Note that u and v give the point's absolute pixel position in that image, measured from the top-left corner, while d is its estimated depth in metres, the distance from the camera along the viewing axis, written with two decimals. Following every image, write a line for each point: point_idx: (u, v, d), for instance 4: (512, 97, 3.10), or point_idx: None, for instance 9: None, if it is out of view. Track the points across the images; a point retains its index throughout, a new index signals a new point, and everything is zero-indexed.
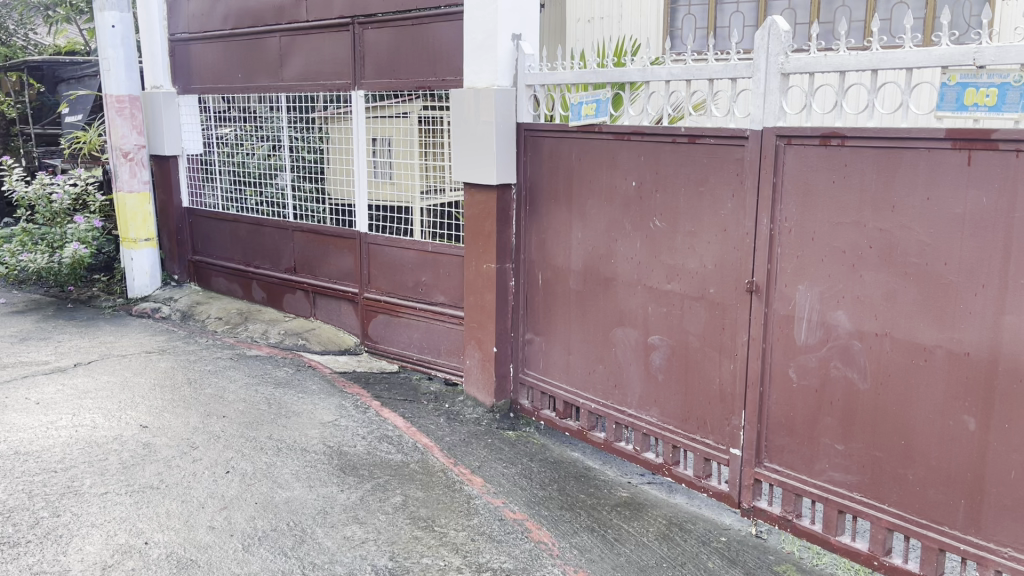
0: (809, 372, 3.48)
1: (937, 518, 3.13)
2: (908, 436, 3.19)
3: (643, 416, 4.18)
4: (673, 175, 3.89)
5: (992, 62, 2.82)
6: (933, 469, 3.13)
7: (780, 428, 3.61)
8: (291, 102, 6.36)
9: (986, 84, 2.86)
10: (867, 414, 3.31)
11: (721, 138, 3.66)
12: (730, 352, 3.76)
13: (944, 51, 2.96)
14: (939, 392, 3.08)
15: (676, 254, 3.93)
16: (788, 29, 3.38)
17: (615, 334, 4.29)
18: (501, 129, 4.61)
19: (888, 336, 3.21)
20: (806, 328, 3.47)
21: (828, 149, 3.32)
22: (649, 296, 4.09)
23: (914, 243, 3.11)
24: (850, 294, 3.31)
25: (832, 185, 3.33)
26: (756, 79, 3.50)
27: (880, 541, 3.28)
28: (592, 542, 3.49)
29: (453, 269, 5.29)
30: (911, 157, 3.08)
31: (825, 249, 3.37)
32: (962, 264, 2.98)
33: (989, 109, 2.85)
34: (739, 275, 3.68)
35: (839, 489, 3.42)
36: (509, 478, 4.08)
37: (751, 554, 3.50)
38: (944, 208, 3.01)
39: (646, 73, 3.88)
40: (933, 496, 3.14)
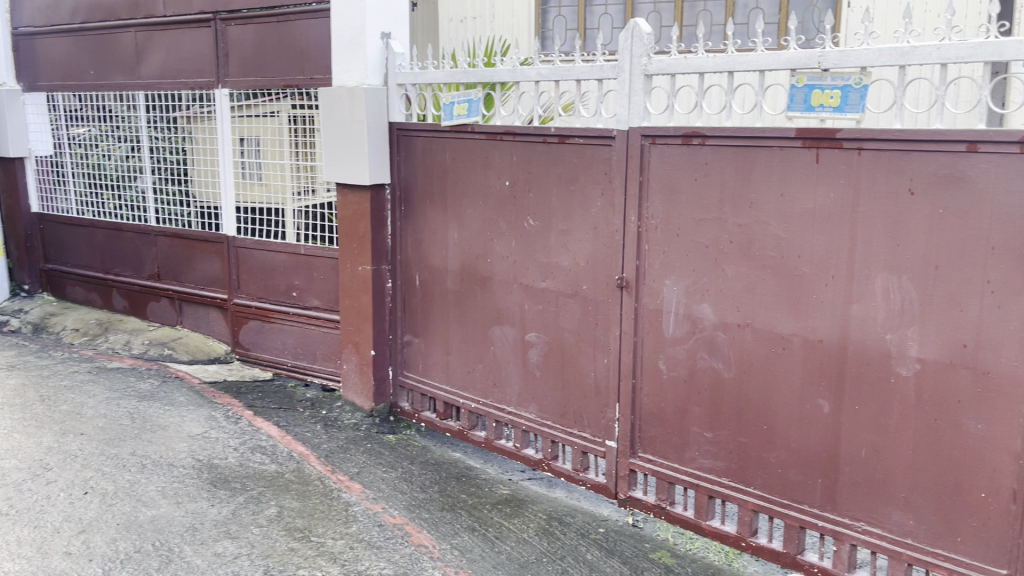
0: (677, 363, 3.60)
1: (797, 498, 3.31)
2: (769, 421, 3.35)
3: (522, 413, 4.22)
4: (544, 174, 3.94)
5: (836, 65, 3.03)
6: (794, 452, 3.30)
7: (652, 419, 3.72)
8: (150, 101, 6.07)
9: (830, 86, 3.07)
10: (731, 402, 3.45)
11: (589, 137, 3.74)
12: (604, 347, 3.84)
13: (792, 54, 3.13)
14: (796, 378, 3.26)
15: (550, 252, 3.98)
16: (649, 31, 3.48)
17: (493, 332, 4.31)
18: (371, 128, 4.55)
19: (749, 326, 3.37)
20: (673, 321, 3.59)
21: (689, 148, 3.44)
22: (525, 294, 4.13)
23: (770, 237, 3.27)
24: (714, 287, 3.45)
25: (694, 183, 3.45)
26: (621, 80, 3.59)
27: (747, 523, 3.44)
28: (473, 542, 3.50)
29: (327, 272, 5.18)
30: (765, 156, 3.24)
31: (690, 244, 3.50)
32: (814, 257, 3.17)
33: (834, 109, 3.07)
34: (610, 271, 3.76)
35: (709, 475, 3.55)
36: (388, 482, 4.03)
37: (628, 543, 3.58)
38: (796, 203, 3.18)
39: (515, 73, 3.91)
40: (793, 476, 3.31)
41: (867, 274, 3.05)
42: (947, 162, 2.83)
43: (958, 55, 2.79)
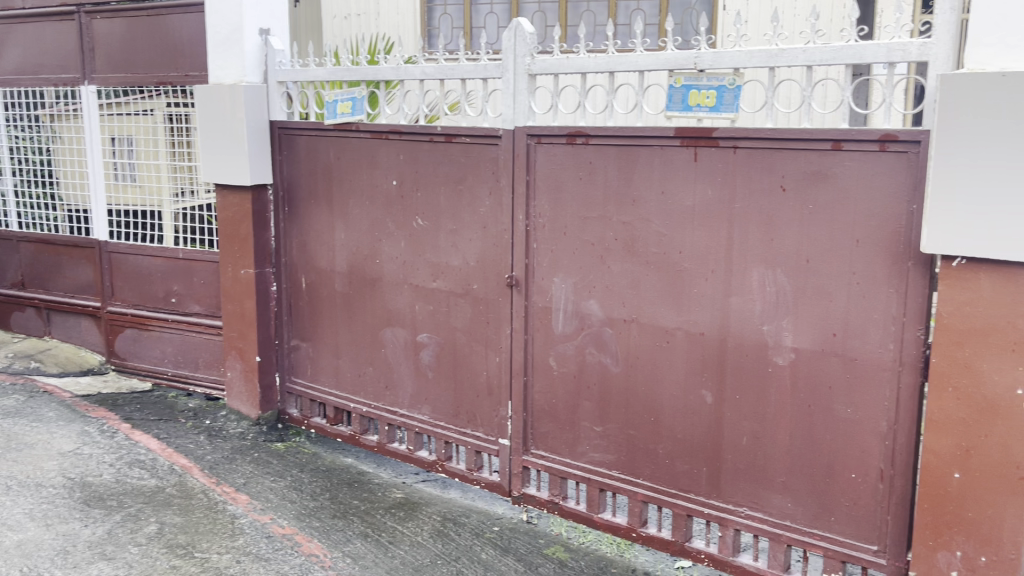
0: (567, 360, 3.64)
1: (683, 487, 3.41)
2: (656, 413, 3.44)
3: (414, 414, 4.18)
4: (431, 174, 3.91)
5: (710, 66, 3.12)
6: (679, 442, 3.39)
7: (543, 416, 3.75)
8: (8, 98, 5.70)
9: (706, 86, 3.17)
10: (619, 395, 3.52)
11: (475, 136, 3.74)
12: (495, 345, 3.85)
13: (669, 55, 3.21)
14: (681, 370, 3.35)
15: (438, 252, 3.96)
16: (532, 31, 3.52)
17: (383, 334, 4.24)
18: (252, 127, 4.41)
19: (634, 321, 3.44)
20: (562, 318, 3.63)
21: (574, 147, 3.49)
22: (414, 295, 4.09)
23: (652, 234, 3.35)
24: (601, 284, 3.51)
25: (579, 181, 3.50)
26: (505, 79, 3.60)
27: (637, 514, 3.51)
28: (365, 548, 3.44)
29: (208, 277, 4.99)
30: (646, 155, 3.32)
31: (576, 242, 3.55)
32: (694, 252, 3.27)
33: (710, 109, 3.17)
34: (499, 270, 3.77)
35: (600, 468, 3.61)
36: (277, 492, 3.91)
37: (522, 540, 3.60)
38: (677, 201, 3.27)
39: (400, 71, 3.86)
40: (679, 466, 3.40)
41: (743, 268, 3.17)
42: (815, 160, 2.97)
43: (822, 58, 2.92)
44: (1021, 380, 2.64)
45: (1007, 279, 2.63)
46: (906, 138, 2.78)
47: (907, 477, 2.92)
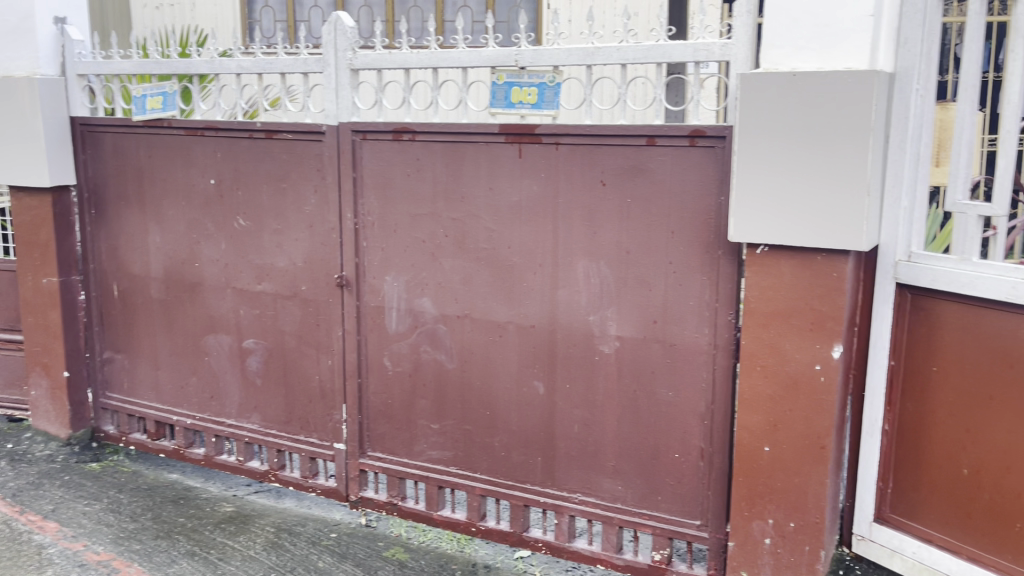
0: (401, 359, 3.61)
1: (519, 478, 3.46)
2: (491, 407, 3.47)
3: (243, 424, 4.01)
4: (252, 172, 3.76)
5: (531, 63, 3.18)
6: (514, 434, 3.44)
7: (379, 417, 3.70)
8: None
9: (527, 83, 3.22)
10: (455, 392, 3.53)
11: (297, 132, 3.62)
12: (326, 348, 3.75)
13: (491, 52, 3.24)
14: (514, 363, 3.40)
15: (263, 253, 3.81)
16: (352, 25, 3.45)
17: (206, 342, 4.04)
18: (49, 124, 4.08)
19: (467, 317, 3.46)
20: (395, 316, 3.59)
21: (400, 144, 3.45)
22: (239, 299, 3.91)
23: (481, 229, 3.37)
24: (432, 281, 3.49)
25: (406, 178, 3.47)
26: (327, 74, 3.51)
27: (475, 508, 3.53)
28: (192, 568, 3.27)
29: (5, 288, 4.57)
30: (472, 151, 3.33)
31: (407, 239, 3.51)
32: (522, 247, 3.32)
33: (532, 106, 3.23)
34: (328, 270, 3.68)
35: (438, 466, 3.61)
36: (92, 516, 3.65)
37: (361, 544, 3.53)
38: (504, 196, 3.31)
39: (214, 65, 3.69)
40: (515, 458, 3.46)
41: (569, 261, 3.25)
42: (631, 155, 3.08)
43: (635, 56, 3.04)
44: (819, 357, 2.86)
45: (804, 263, 2.85)
46: (713, 133, 2.94)
47: (724, 454, 3.11)
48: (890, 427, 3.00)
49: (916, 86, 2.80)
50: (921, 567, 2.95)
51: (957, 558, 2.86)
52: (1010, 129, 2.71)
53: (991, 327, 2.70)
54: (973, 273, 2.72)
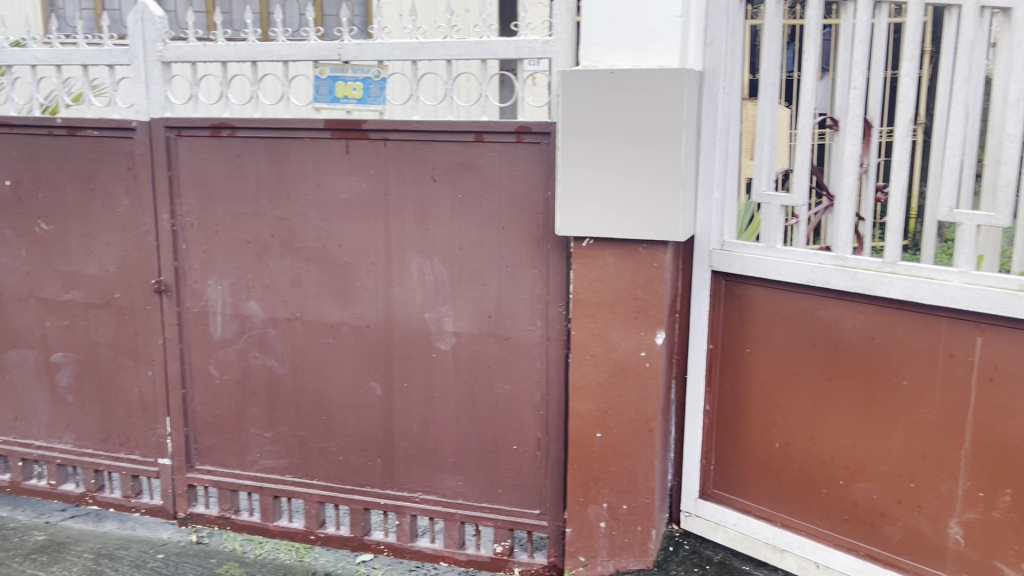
0: (229, 366, 3.45)
1: (358, 481, 3.40)
2: (327, 411, 3.39)
3: (54, 445, 3.73)
4: (54, 172, 3.48)
5: (354, 57, 3.11)
6: (351, 437, 3.38)
7: (207, 428, 3.52)
8: None
9: (352, 78, 3.16)
10: (288, 397, 3.41)
11: (104, 129, 3.38)
12: (146, 358, 3.53)
13: (312, 45, 3.14)
14: (348, 364, 3.33)
15: (70, 259, 3.54)
16: (161, 14, 3.28)
17: (8, 357, 3.72)
18: None
19: (298, 319, 3.35)
20: (221, 322, 3.43)
21: (219, 140, 3.28)
22: (44, 310, 3.62)
23: (310, 228, 3.27)
24: (259, 283, 3.36)
25: (227, 176, 3.31)
26: (135, 66, 3.30)
27: (314, 515, 3.45)
28: None
29: None
30: (297, 148, 3.23)
31: (230, 240, 3.35)
32: (353, 245, 3.25)
33: (358, 101, 3.17)
34: (144, 275, 3.46)
35: (272, 475, 3.48)
36: None
37: (191, 563, 3.34)
38: (331, 194, 3.23)
39: (6, 55, 3.42)
40: (353, 461, 3.39)
41: (402, 259, 3.21)
42: (460, 151, 3.08)
43: (460, 52, 3.04)
44: (644, 343, 2.97)
45: (627, 254, 2.95)
46: (539, 129, 2.99)
47: (559, 442, 3.18)
48: (711, 408, 3.17)
49: (722, 84, 2.97)
50: (741, 537, 3.14)
51: (772, 526, 3.07)
52: (805, 124, 2.91)
53: (795, 309, 2.92)
54: (778, 259, 2.92)
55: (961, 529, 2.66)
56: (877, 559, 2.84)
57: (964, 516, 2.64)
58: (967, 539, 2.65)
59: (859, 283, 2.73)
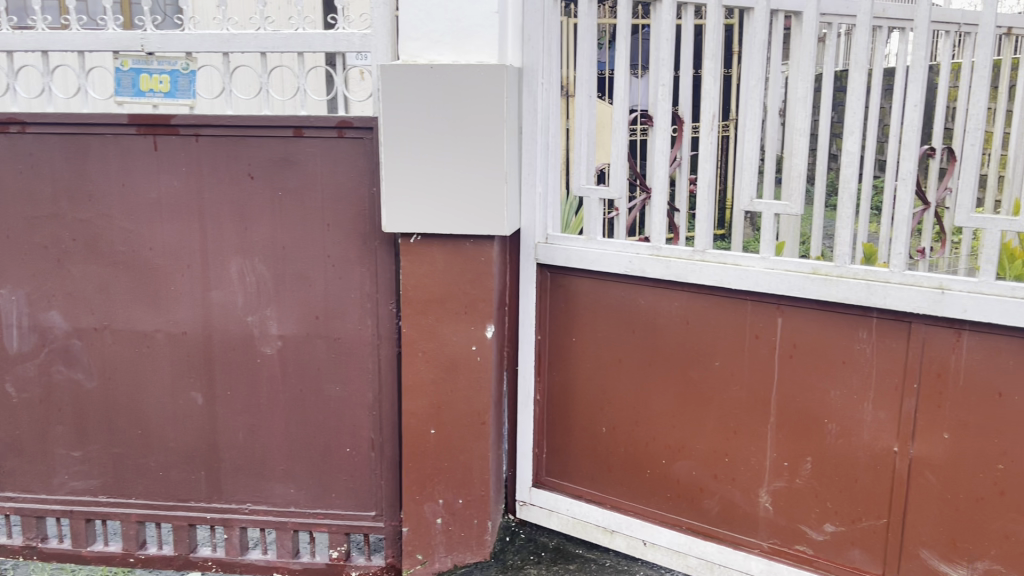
0: (29, 382, 3.21)
1: (182, 497, 3.24)
2: (143, 425, 3.20)
3: None
4: None
5: (159, 48, 2.93)
6: (172, 450, 3.21)
7: (7, 450, 3.26)
8: None
9: (157, 70, 2.96)
10: (99, 413, 3.20)
11: None
12: None
13: (111, 34, 2.93)
14: (165, 373, 3.15)
15: None
16: None
17: None
18: None
19: (106, 329, 3.13)
20: (17, 335, 3.18)
21: (7, 137, 3.01)
22: None
23: (116, 231, 3.06)
24: (60, 292, 3.12)
25: (19, 176, 3.04)
26: None
27: (133, 536, 3.26)
28: None
29: None
30: (98, 144, 3.00)
31: (25, 247, 3.10)
32: (165, 248, 3.06)
33: (165, 95, 2.97)
34: None
35: (83, 497, 3.27)
36: None
37: None
38: (139, 193, 3.03)
39: None
40: (175, 476, 3.23)
41: (220, 260, 3.07)
42: (278, 147, 2.97)
43: (274, 45, 2.93)
44: (474, 338, 2.99)
45: (454, 250, 2.95)
46: (360, 124, 2.93)
47: (393, 442, 3.15)
48: (542, 397, 3.25)
49: (541, 81, 3.03)
50: (574, 522, 3.23)
51: (602, 508, 3.17)
52: (619, 120, 3.02)
53: (615, 298, 3.02)
54: (599, 250, 3.01)
55: (770, 497, 2.85)
56: (697, 532, 3.00)
57: (773, 485, 2.84)
58: (775, 506, 2.85)
59: (673, 270, 2.86)
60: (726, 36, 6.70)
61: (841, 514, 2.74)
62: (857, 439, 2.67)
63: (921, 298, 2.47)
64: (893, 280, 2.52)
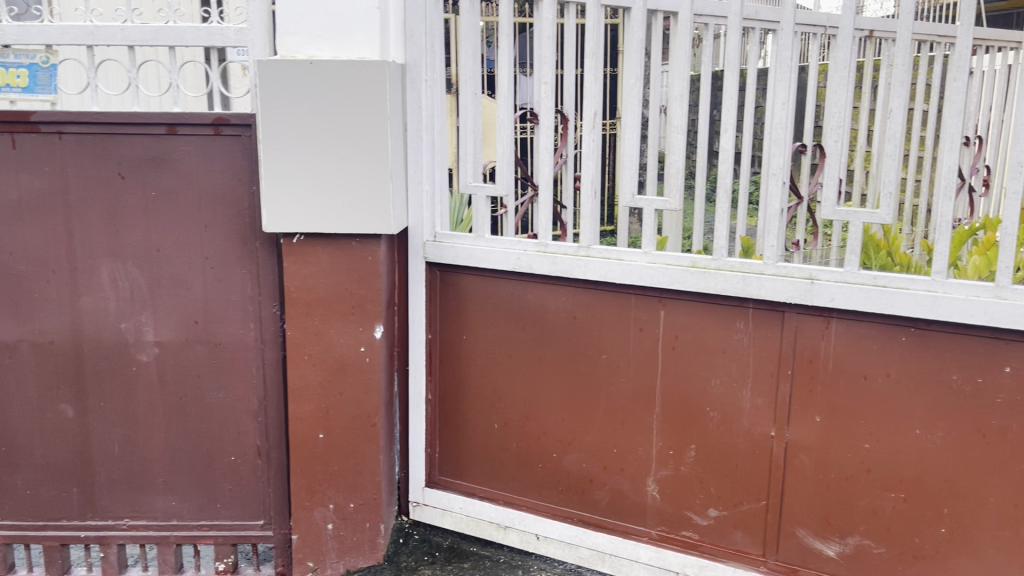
0: None
1: (53, 515, 3.08)
2: (9, 440, 3.03)
3: None
4: None
5: (16, 40, 2.77)
6: (41, 467, 3.04)
7: None
8: None
9: (14, 64, 2.79)
10: None
11: None
12: None
13: None
14: (31, 385, 2.98)
15: None
16: None
17: None
18: None
19: None
20: None
21: None
22: None
23: None
24: None
25: None
26: None
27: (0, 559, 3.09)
28: None
29: None
30: None
31: None
32: (28, 252, 2.89)
33: (23, 90, 2.81)
34: None
35: None
36: None
37: None
38: None
39: None
40: (45, 494, 3.06)
41: (90, 265, 2.92)
42: (151, 145, 2.84)
43: (143, 38, 2.79)
44: (363, 339, 2.94)
45: (339, 249, 2.90)
46: (238, 121, 2.83)
47: (280, 448, 3.07)
48: (432, 397, 3.23)
49: (425, 77, 3.00)
50: (468, 520, 3.23)
51: (495, 505, 3.18)
52: (504, 117, 3.04)
53: (504, 295, 3.04)
54: (487, 248, 3.01)
55: (657, 486, 2.93)
56: (588, 523, 3.05)
57: (659, 473, 2.91)
58: (662, 494, 2.93)
59: (560, 266, 2.90)
60: (610, 36, 6.85)
61: (723, 498, 2.84)
62: (737, 425, 2.77)
63: (792, 288, 2.59)
64: (766, 271, 2.63)
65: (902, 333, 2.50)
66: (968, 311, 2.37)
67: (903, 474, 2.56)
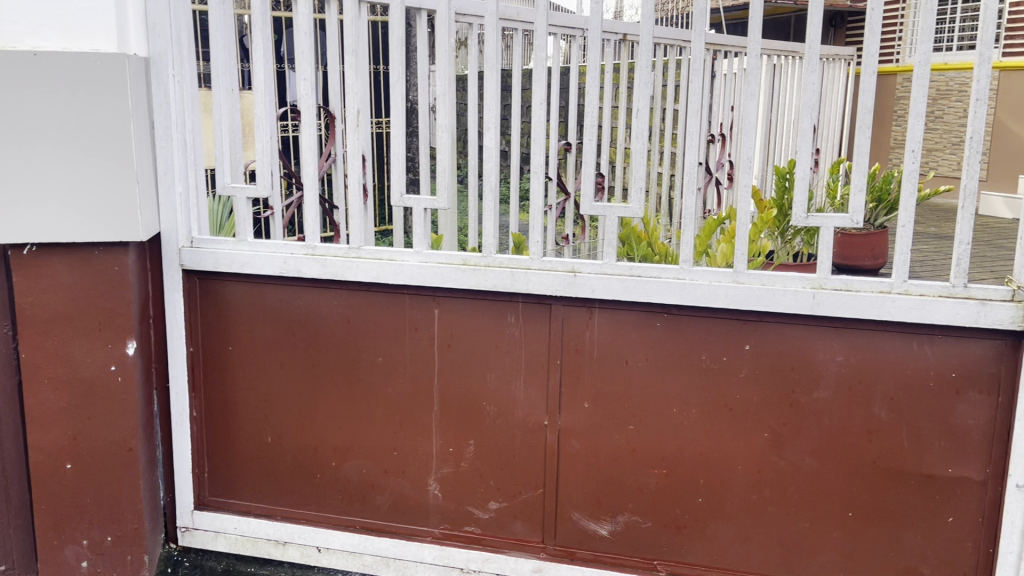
0: None
1: None
2: None
3: None
4: None
5: None
6: None
7: None
8: None
9: None
10: None
11: None
12: None
13: None
14: None
15: None
16: None
17: None
18: None
19: None
20: None
21: None
22: None
23: None
24: None
25: None
26: None
27: None
28: None
29: None
30: None
31: None
32: None
33: None
34: None
35: None
36: None
37: None
38: None
39: None
40: None
41: None
42: None
43: None
44: (113, 357, 2.71)
45: (80, 262, 2.65)
46: None
47: (21, 484, 2.82)
48: (198, 413, 3.03)
49: (172, 72, 2.78)
50: (243, 540, 3.07)
51: (272, 521, 3.05)
52: (261, 115, 2.88)
53: (271, 302, 2.90)
54: (250, 252, 2.86)
55: (437, 484, 2.92)
56: (371, 529, 3.00)
57: (440, 472, 2.91)
58: (443, 492, 2.93)
59: (329, 269, 2.81)
60: (375, 33, 6.84)
61: (502, 490, 2.89)
62: (513, 417, 2.83)
63: (557, 281, 2.67)
64: (533, 266, 2.70)
65: (657, 319, 2.65)
66: (712, 296, 2.56)
67: (663, 452, 2.73)
